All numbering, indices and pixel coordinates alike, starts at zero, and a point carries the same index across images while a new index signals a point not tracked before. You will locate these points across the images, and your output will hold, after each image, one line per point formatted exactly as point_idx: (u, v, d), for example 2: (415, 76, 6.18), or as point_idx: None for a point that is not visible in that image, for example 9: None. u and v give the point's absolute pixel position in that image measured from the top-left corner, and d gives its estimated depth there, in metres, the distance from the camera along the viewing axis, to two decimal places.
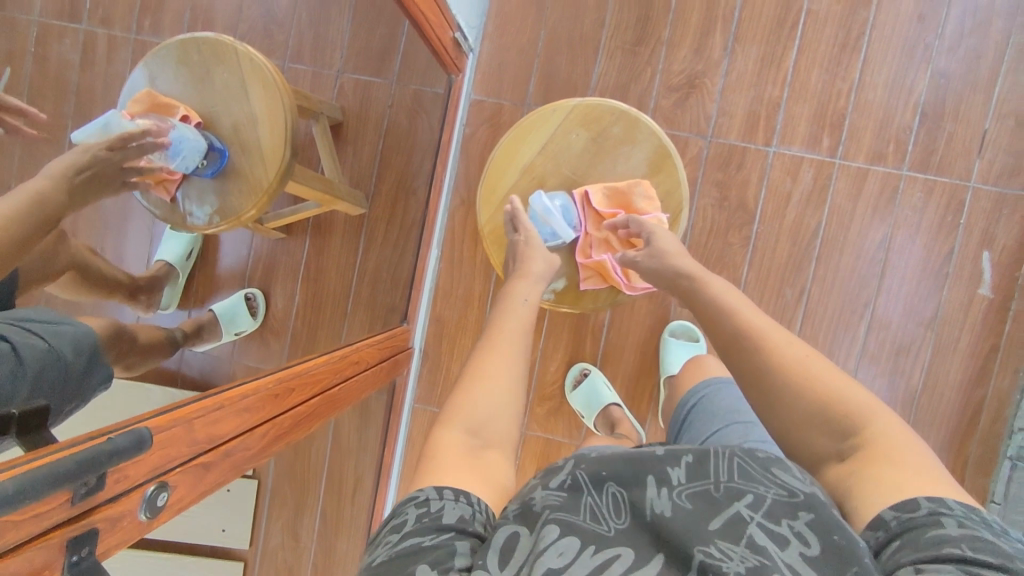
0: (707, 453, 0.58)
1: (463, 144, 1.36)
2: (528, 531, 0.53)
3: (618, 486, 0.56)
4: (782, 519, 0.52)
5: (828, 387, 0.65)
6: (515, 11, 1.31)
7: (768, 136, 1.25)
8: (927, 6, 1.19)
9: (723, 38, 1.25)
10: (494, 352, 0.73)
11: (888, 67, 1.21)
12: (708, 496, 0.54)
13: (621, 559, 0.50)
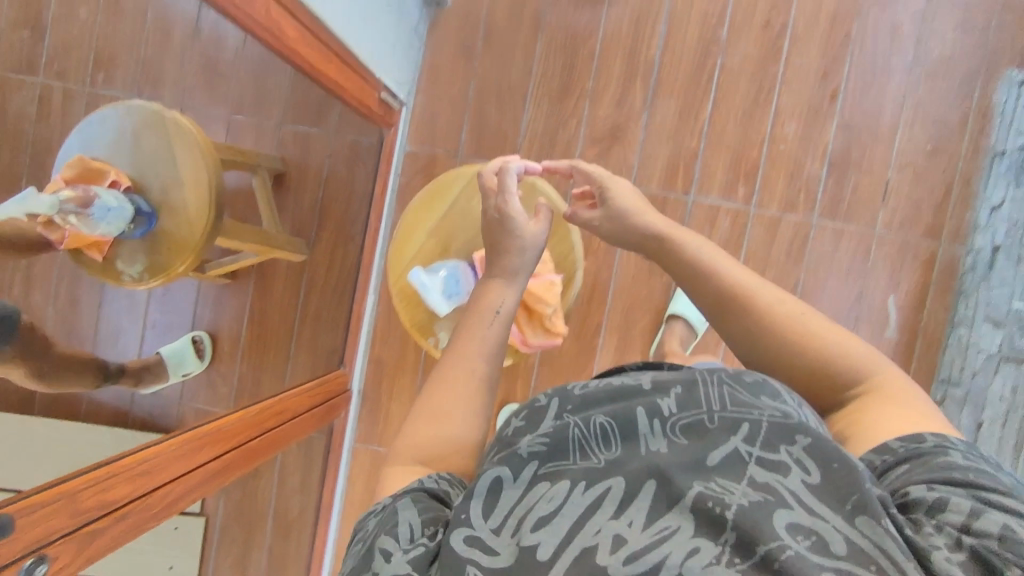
0: (696, 382, 0.59)
1: (398, 193, 1.42)
2: (515, 477, 0.55)
3: (609, 420, 0.57)
4: (779, 446, 0.52)
5: (824, 342, 0.67)
6: (445, 66, 1.37)
7: (687, 184, 1.31)
8: (831, 62, 1.25)
9: (643, 91, 1.31)
10: (458, 370, 0.72)
11: (796, 120, 1.27)
12: (700, 430, 0.54)
13: (613, 491, 0.51)
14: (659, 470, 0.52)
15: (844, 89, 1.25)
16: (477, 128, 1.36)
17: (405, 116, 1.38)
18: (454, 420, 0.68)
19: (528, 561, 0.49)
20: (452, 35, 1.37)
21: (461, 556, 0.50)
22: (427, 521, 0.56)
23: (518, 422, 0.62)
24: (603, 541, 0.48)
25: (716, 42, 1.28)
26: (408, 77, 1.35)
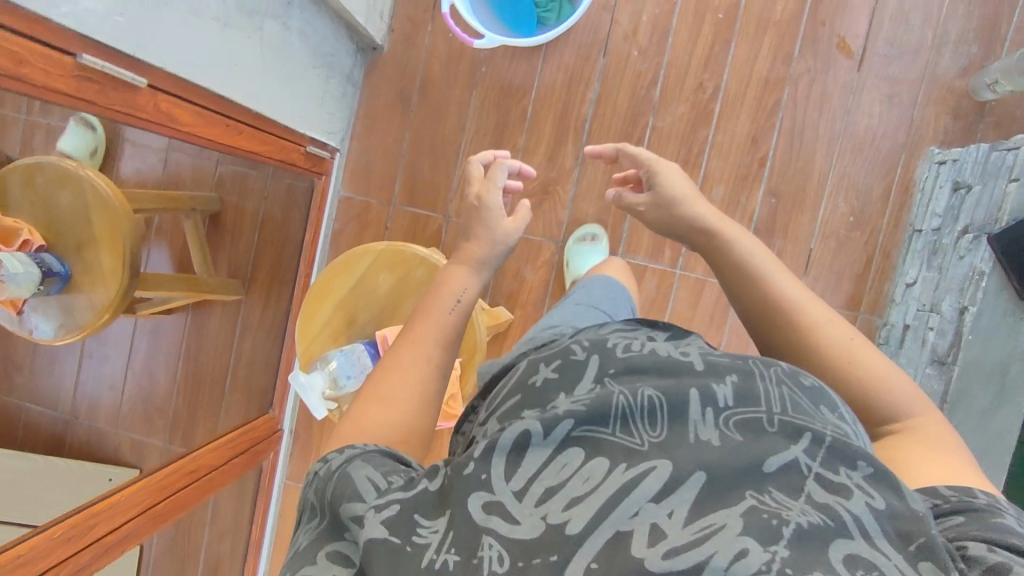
0: (754, 376, 0.60)
1: (332, 239, 1.42)
2: (545, 437, 0.55)
3: (658, 397, 0.58)
4: (841, 469, 0.52)
5: (867, 369, 0.68)
6: (382, 113, 1.37)
7: (614, 244, 1.32)
8: (760, 129, 1.26)
9: (575, 148, 1.31)
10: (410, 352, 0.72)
11: (724, 185, 1.27)
12: (756, 429, 0.55)
13: (658, 471, 0.51)
14: (717, 469, 0.51)
15: (773, 155, 1.25)
16: (411, 177, 1.37)
17: (340, 162, 1.38)
18: (403, 405, 0.68)
19: (559, 537, 0.49)
20: (389, 83, 1.36)
21: (482, 524, 0.51)
22: (392, 479, 0.56)
23: (551, 374, 0.63)
24: (643, 526, 0.48)
25: (649, 103, 1.29)
26: (344, 125, 1.36)
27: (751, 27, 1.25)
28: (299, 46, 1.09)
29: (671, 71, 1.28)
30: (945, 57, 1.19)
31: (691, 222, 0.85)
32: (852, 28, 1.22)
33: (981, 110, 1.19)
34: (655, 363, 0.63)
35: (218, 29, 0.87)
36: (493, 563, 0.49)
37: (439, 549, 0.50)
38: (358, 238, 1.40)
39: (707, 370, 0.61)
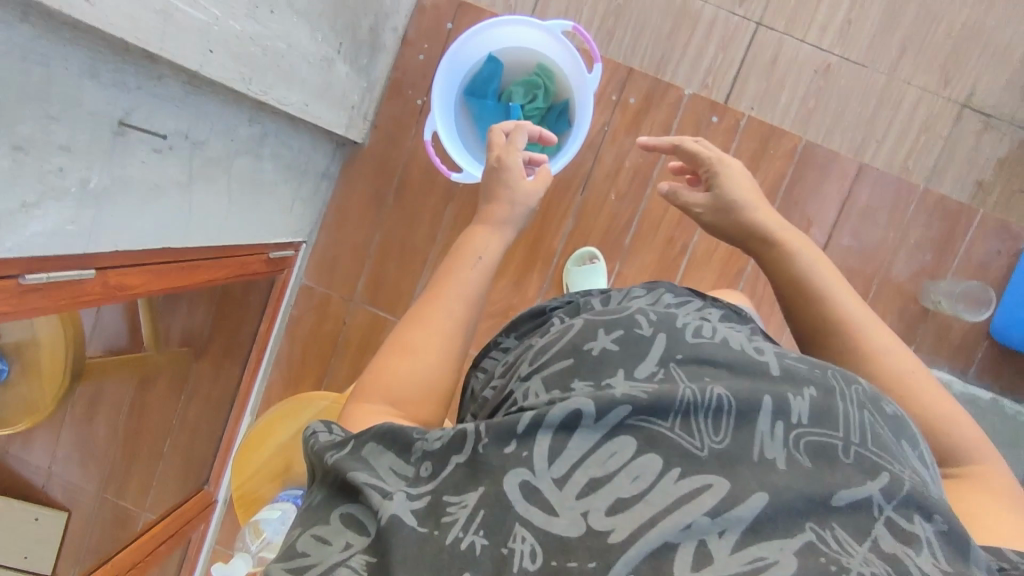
0: (835, 394, 0.60)
1: (288, 326, 1.40)
2: (596, 421, 0.57)
3: (727, 396, 0.58)
4: (914, 517, 0.52)
5: (922, 397, 0.71)
6: (354, 208, 1.35)
7: None
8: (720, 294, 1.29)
9: (540, 279, 1.31)
10: (429, 306, 0.79)
11: None
12: (830, 454, 0.55)
13: (714, 488, 0.52)
14: (782, 494, 0.52)
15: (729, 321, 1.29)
16: (375, 277, 1.36)
17: (306, 251, 1.37)
18: (425, 356, 0.74)
19: (598, 543, 0.50)
20: (365, 178, 1.33)
21: (519, 513, 0.53)
22: (417, 464, 0.59)
23: (608, 342, 0.65)
24: (691, 537, 0.50)
25: (620, 250, 1.30)
26: (313, 219, 1.34)
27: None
28: (271, 169, 1.06)
29: (645, 222, 1.29)
30: (901, 259, 1.29)
31: (754, 225, 0.90)
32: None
33: (924, 315, 1.29)
34: (725, 354, 0.64)
35: (179, 188, 0.84)
36: (521, 557, 0.51)
37: (462, 532, 0.53)
38: (315, 328, 1.40)
39: (785, 377, 0.61)
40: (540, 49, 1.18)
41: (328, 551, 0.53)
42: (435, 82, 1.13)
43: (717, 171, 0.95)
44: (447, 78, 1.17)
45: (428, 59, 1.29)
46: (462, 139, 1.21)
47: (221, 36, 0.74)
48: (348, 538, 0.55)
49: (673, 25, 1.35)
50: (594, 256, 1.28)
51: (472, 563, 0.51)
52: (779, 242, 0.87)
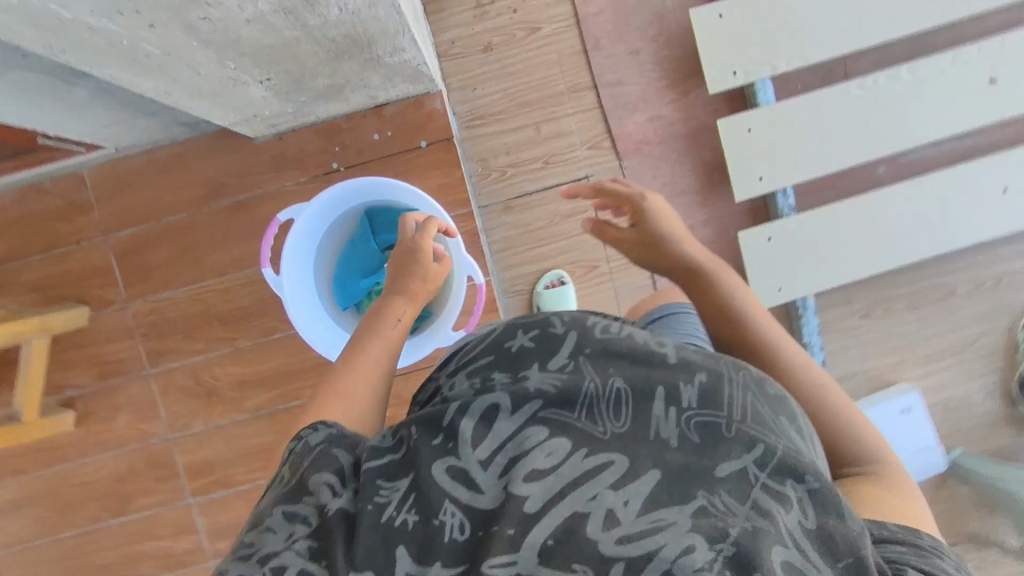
0: (723, 377, 0.45)
1: (24, 188, 1.12)
2: (510, 417, 0.43)
3: (624, 387, 0.44)
4: (788, 479, 0.42)
5: (830, 423, 0.60)
6: (193, 172, 1.13)
7: (197, 487, 1.17)
8: None
9: (263, 399, 1.15)
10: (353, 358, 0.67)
11: None
12: (714, 436, 0.42)
13: (614, 467, 0.40)
14: (676, 473, 0.41)
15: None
16: (143, 242, 1.14)
17: (106, 154, 1.10)
18: (354, 406, 0.62)
19: (512, 511, 0.40)
20: (224, 163, 1.12)
21: (442, 489, 0.41)
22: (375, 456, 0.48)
23: (525, 341, 0.48)
24: (600, 512, 0.39)
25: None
26: (139, 140, 1.09)
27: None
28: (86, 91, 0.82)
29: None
30: None
31: (670, 249, 0.76)
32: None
33: None
34: (638, 347, 0.47)
35: None
36: (450, 534, 0.40)
37: (398, 510, 0.41)
38: (49, 217, 1.14)
39: (680, 364, 0.46)
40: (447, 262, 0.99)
41: (264, 550, 0.42)
42: (336, 188, 0.96)
43: (643, 203, 0.78)
44: (357, 193, 1.00)
45: (378, 146, 1.11)
46: (319, 246, 1.03)
47: (27, 9, 0.51)
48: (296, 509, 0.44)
49: None
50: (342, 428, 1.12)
51: (406, 537, 0.40)
52: (696, 267, 0.74)
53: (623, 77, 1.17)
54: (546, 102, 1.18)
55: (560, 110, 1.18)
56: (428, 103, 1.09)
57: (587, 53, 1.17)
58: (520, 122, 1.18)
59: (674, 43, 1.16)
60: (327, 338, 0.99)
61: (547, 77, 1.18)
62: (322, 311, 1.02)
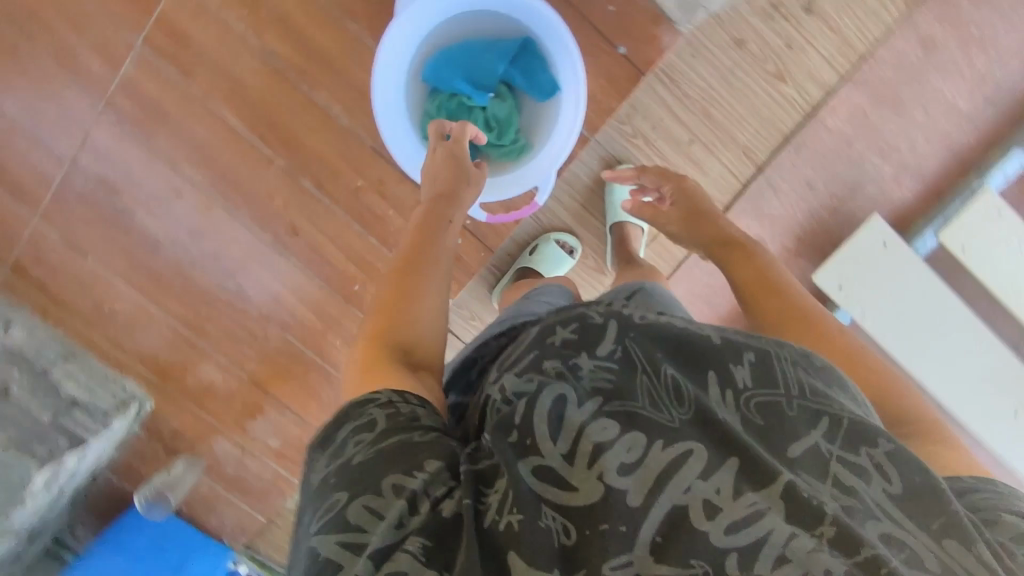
0: (773, 355, 0.53)
1: None
2: (579, 408, 0.48)
3: (679, 378, 0.50)
4: (863, 448, 0.48)
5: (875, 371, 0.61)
6: None
7: (149, 37, 0.98)
8: (213, 255, 1.06)
9: (282, 49, 0.98)
10: (398, 295, 0.65)
11: (170, 193, 1.03)
12: (779, 417, 0.49)
13: (695, 453, 0.45)
14: (753, 452, 0.46)
15: (186, 270, 1.07)
16: None
17: None
18: (416, 300, 0.65)
19: (614, 504, 0.43)
20: None
21: (537, 492, 0.45)
22: (409, 394, 0.54)
23: (567, 333, 0.54)
24: (697, 504, 0.43)
25: (297, 170, 1.02)
26: None
27: (327, 310, 1.07)
28: None
29: (322, 209, 1.03)
30: (232, 460, 1.16)
31: (711, 223, 0.81)
32: (282, 391, 1.12)
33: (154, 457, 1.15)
34: (680, 328, 0.54)
35: None
36: (556, 536, 0.43)
37: (499, 514, 0.44)
38: None
39: (724, 341, 0.53)
40: (530, 154, 0.93)
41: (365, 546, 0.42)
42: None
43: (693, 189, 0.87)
44: (540, 21, 0.89)
45: (594, 6, 0.94)
46: (431, 34, 0.93)
47: None
48: (360, 435, 0.49)
49: None
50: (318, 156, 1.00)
51: (517, 540, 0.42)
52: (736, 238, 0.77)
53: (781, 191, 1.13)
54: (720, 136, 1.12)
55: (719, 152, 1.12)
56: (659, 30, 0.95)
57: (786, 145, 1.12)
58: (689, 122, 1.11)
59: (837, 216, 1.14)
60: (384, 85, 0.90)
61: (743, 122, 1.11)
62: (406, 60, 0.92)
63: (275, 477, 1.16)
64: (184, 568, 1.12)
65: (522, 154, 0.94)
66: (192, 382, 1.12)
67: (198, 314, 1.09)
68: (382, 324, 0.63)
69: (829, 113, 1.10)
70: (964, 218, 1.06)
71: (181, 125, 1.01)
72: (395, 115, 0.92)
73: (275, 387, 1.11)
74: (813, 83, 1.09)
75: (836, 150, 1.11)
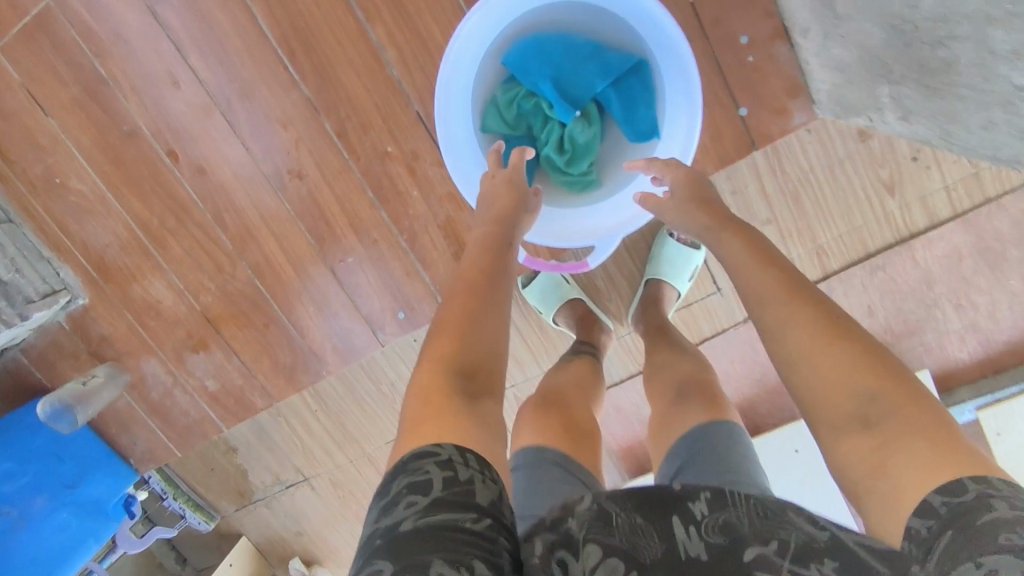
0: (727, 496, 0.45)
1: None
2: (577, 559, 0.44)
3: (645, 526, 0.45)
4: (813, 560, 0.41)
5: (855, 366, 0.47)
6: None
7: None
8: (197, 168, 0.89)
9: None
10: (468, 321, 0.59)
11: (166, 80, 0.85)
12: (732, 539, 0.43)
13: None
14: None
15: (161, 172, 0.89)
16: None
17: None
18: (471, 320, 0.59)
19: None
20: None
21: None
22: (472, 454, 0.50)
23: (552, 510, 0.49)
24: None
25: (321, 106, 0.84)
26: None
27: (308, 271, 0.93)
28: None
29: (337, 163, 0.86)
30: (160, 384, 1.04)
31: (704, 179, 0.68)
32: (233, 335, 0.99)
33: (74, 354, 1.02)
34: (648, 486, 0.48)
35: None
36: None
37: None
38: None
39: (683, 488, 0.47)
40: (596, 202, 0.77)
41: None
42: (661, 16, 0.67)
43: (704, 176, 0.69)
44: (660, 45, 0.71)
45: (729, 47, 0.74)
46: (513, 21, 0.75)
47: None
48: (412, 497, 0.47)
49: (540, 332, 1.08)
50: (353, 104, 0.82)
51: None
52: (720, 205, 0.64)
53: None
54: (799, 227, 0.98)
55: (791, 244, 0.99)
56: (791, 104, 0.75)
57: (863, 262, 0.99)
58: (775, 202, 0.96)
59: None
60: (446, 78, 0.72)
61: (830, 220, 0.97)
62: (481, 48, 0.74)
63: (201, 417, 1.06)
64: (75, 487, 1.02)
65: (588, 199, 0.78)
66: (137, 293, 0.97)
67: (161, 225, 0.92)
68: (449, 349, 0.57)
69: (923, 246, 0.96)
70: (1012, 404, 0.98)
71: (199, 3, 0.81)
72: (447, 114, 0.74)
73: (227, 328, 0.98)
74: (921, 210, 0.95)
75: (911, 286, 0.99)
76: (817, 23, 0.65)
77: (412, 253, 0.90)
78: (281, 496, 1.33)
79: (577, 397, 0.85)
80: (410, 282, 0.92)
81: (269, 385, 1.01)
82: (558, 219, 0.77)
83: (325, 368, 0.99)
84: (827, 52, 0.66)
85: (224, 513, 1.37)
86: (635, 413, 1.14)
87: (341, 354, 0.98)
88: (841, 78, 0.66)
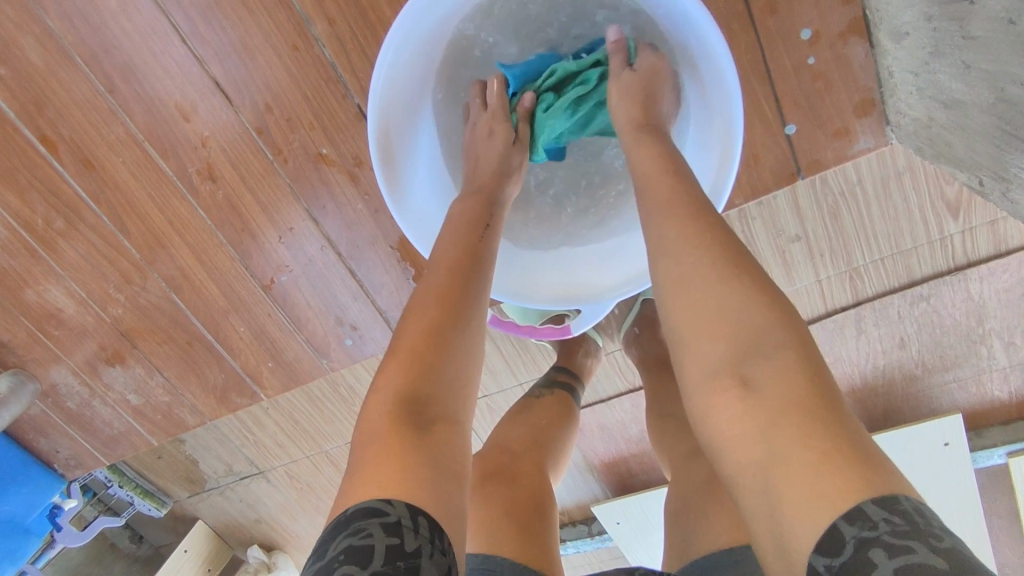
0: None
1: None
2: None
3: None
4: None
5: (757, 353, 0.39)
6: None
7: None
8: (82, 157, 0.69)
9: None
10: (443, 320, 0.47)
11: (19, 43, 0.62)
12: None
13: None
14: None
15: (36, 163, 0.69)
16: None
17: None
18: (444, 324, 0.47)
19: None
20: None
21: None
22: (424, 517, 0.39)
23: None
24: None
25: (245, 92, 0.65)
26: None
27: (234, 289, 0.77)
28: None
29: (259, 166, 0.69)
30: (71, 398, 0.89)
31: None
32: (152, 350, 0.83)
33: None
34: None
35: None
36: None
37: None
38: None
39: None
40: (580, 257, 0.69)
41: None
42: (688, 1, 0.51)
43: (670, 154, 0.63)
44: (693, 38, 0.54)
45: (784, 44, 0.55)
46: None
47: None
48: (344, 568, 0.35)
49: (518, 345, 0.88)
50: (294, 94, 0.65)
51: None
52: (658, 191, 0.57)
53: (860, 336, 0.87)
54: (834, 246, 0.80)
55: (821, 265, 0.82)
56: (856, 124, 0.59)
57: (904, 290, 0.82)
58: (809, 215, 0.78)
59: (908, 383, 0.90)
60: (400, 62, 0.57)
61: (872, 240, 0.79)
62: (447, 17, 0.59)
63: (127, 429, 0.93)
64: None
65: (572, 252, 0.69)
66: (31, 300, 0.79)
67: (47, 226, 0.73)
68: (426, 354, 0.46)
69: (981, 276, 0.79)
70: None
71: None
72: (399, 101, 0.60)
73: (144, 342, 0.83)
74: (987, 237, 0.76)
75: (956, 320, 0.83)
76: (930, 35, 0.47)
77: (359, 275, 0.76)
78: (236, 486, 1.20)
79: (528, 454, 0.71)
80: (356, 307, 0.78)
81: (198, 403, 0.88)
82: (541, 275, 0.68)
83: (263, 389, 0.86)
84: (933, 76, 0.50)
85: (177, 498, 1.25)
86: (622, 432, 0.99)
87: (282, 374, 0.85)
88: (942, 114, 0.51)
